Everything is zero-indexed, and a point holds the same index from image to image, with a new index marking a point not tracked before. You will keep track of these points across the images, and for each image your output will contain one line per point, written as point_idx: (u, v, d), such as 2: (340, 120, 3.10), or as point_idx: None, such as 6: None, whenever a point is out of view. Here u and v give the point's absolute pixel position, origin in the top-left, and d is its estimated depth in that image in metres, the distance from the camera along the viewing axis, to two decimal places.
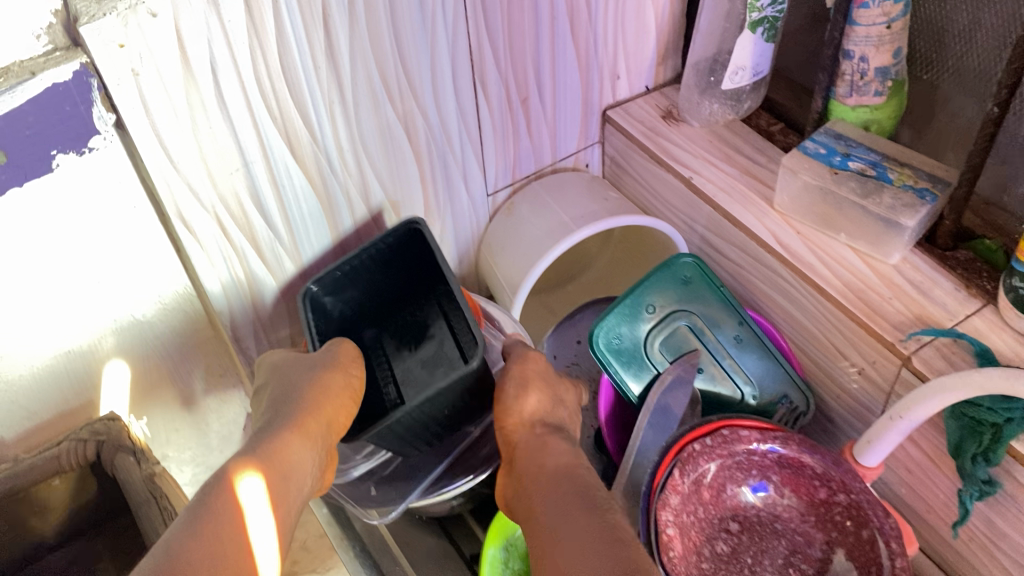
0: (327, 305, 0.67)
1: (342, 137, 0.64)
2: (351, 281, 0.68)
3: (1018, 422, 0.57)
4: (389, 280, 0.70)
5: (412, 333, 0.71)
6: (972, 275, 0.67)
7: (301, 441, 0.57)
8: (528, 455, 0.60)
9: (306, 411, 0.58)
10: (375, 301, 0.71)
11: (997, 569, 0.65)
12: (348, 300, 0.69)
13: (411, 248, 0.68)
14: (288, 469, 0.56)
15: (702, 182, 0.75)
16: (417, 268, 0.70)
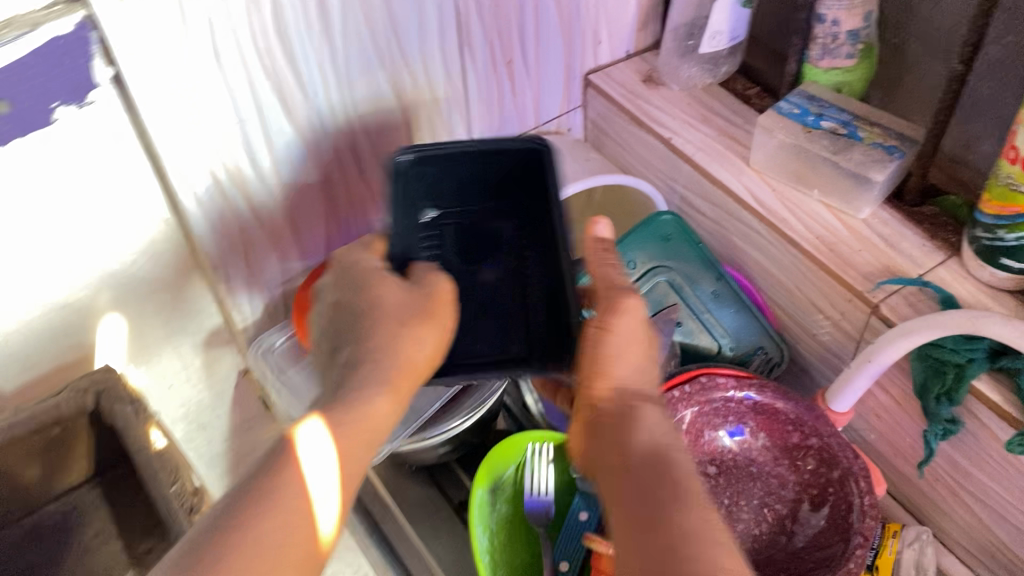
0: (410, 179, 0.66)
1: (333, 96, 0.68)
2: (441, 162, 0.65)
3: (978, 363, 0.60)
4: (470, 170, 0.66)
5: (478, 244, 0.68)
6: (937, 228, 0.70)
7: (390, 404, 0.52)
8: (613, 421, 0.52)
9: (395, 369, 0.53)
10: (451, 184, 0.67)
11: (960, 507, 0.68)
12: (431, 181, 0.67)
13: (526, 168, 0.66)
14: (372, 435, 0.51)
15: (682, 143, 0.78)
16: (506, 180, 0.67)
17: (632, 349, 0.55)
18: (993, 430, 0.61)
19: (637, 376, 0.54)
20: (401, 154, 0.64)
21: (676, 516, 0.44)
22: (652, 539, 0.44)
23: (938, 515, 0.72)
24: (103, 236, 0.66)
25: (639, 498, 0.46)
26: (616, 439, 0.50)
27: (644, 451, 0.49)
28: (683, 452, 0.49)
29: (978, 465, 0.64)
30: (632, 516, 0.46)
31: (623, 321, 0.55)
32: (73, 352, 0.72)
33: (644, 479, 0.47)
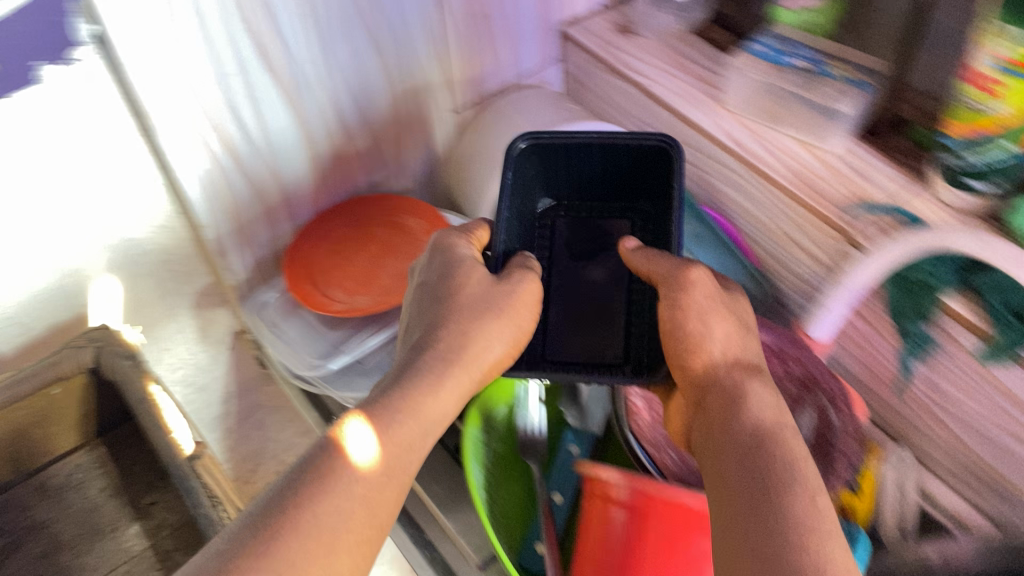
0: (531, 163, 0.69)
1: (313, 53, 0.70)
2: (560, 152, 0.69)
3: (943, 277, 0.63)
4: (590, 163, 0.70)
5: (593, 244, 0.72)
6: (911, 159, 0.71)
7: (449, 397, 0.53)
8: (716, 401, 0.52)
9: (459, 363, 0.54)
10: (567, 177, 0.72)
11: (937, 426, 0.70)
12: (548, 174, 0.72)
13: (648, 159, 0.68)
14: (427, 425, 0.51)
15: (656, 88, 0.80)
16: (629, 183, 0.71)
17: (715, 317, 0.56)
18: (964, 344, 0.62)
19: (727, 344, 0.55)
20: (521, 138, 0.67)
21: (785, 499, 0.44)
22: (758, 515, 0.44)
23: (918, 438, 0.73)
24: (91, 191, 0.68)
25: (744, 471, 0.47)
26: (722, 416, 0.51)
27: (749, 429, 0.49)
28: (786, 434, 0.49)
29: (952, 381, 0.66)
30: (725, 480, 0.47)
31: (695, 296, 0.56)
32: (67, 307, 0.75)
33: (750, 456, 0.47)
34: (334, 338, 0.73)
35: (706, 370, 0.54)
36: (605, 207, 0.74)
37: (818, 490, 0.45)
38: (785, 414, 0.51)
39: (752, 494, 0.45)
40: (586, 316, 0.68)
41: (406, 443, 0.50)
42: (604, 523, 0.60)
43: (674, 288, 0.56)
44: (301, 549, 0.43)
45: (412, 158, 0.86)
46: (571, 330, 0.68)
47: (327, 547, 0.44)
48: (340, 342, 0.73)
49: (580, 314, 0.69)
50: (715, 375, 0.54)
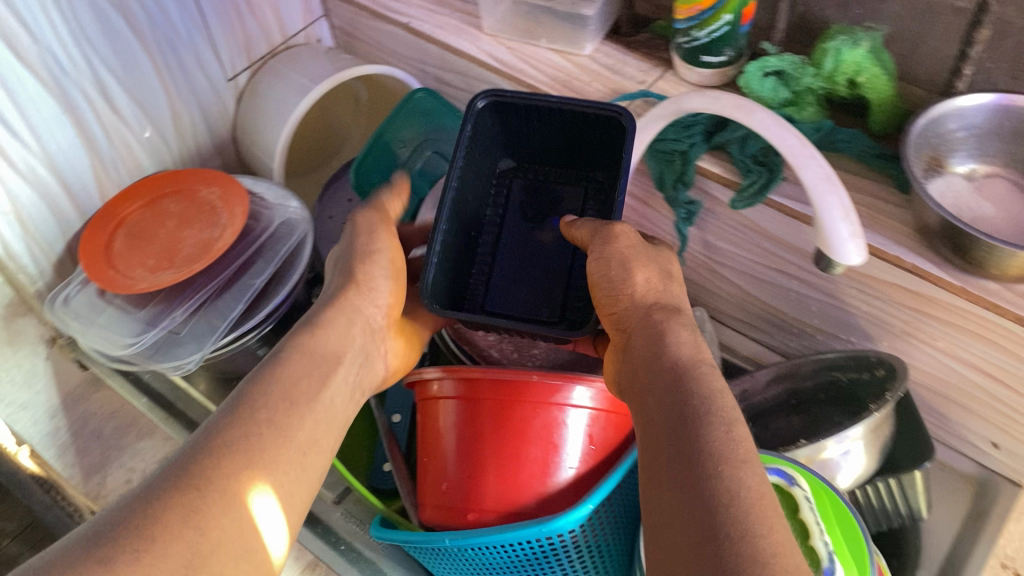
0: (491, 121, 0.70)
1: (64, 35, 0.69)
2: (520, 112, 0.69)
3: (698, 146, 0.69)
4: (543, 123, 0.70)
5: (544, 204, 0.74)
6: (653, 50, 0.80)
7: (343, 332, 0.57)
8: (640, 342, 0.52)
9: (346, 304, 0.58)
10: (528, 140, 0.73)
11: (717, 279, 0.79)
12: (505, 133, 0.72)
13: (598, 121, 0.67)
14: (333, 360, 0.55)
15: (419, 25, 0.84)
16: (581, 142, 0.71)
17: (638, 264, 0.55)
18: (723, 200, 0.70)
19: (648, 289, 0.54)
20: (481, 97, 0.67)
21: (706, 431, 0.43)
22: (680, 451, 0.43)
23: (709, 296, 0.82)
24: None
25: (668, 413, 0.46)
26: (645, 357, 0.50)
27: (665, 365, 0.48)
28: (703, 371, 0.48)
29: (722, 237, 0.74)
30: (651, 425, 0.46)
31: (618, 246, 0.55)
32: None
33: (673, 396, 0.46)
34: (146, 315, 0.74)
35: (625, 307, 0.54)
36: (562, 170, 0.75)
37: (737, 421, 0.44)
38: (704, 353, 0.50)
39: (674, 433, 0.44)
40: (537, 270, 0.72)
41: (307, 378, 0.52)
42: (439, 431, 0.62)
43: (599, 241, 0.56)
44: (228, 468, 0.44)
45: (195, 134, 0.87)
46: (515, 279, 0.72)
47: (251, 464, 0.45)
48: (153, 318, 0.74)
49: (528, 268, 0.72)
50: (637, 317, 0.53)
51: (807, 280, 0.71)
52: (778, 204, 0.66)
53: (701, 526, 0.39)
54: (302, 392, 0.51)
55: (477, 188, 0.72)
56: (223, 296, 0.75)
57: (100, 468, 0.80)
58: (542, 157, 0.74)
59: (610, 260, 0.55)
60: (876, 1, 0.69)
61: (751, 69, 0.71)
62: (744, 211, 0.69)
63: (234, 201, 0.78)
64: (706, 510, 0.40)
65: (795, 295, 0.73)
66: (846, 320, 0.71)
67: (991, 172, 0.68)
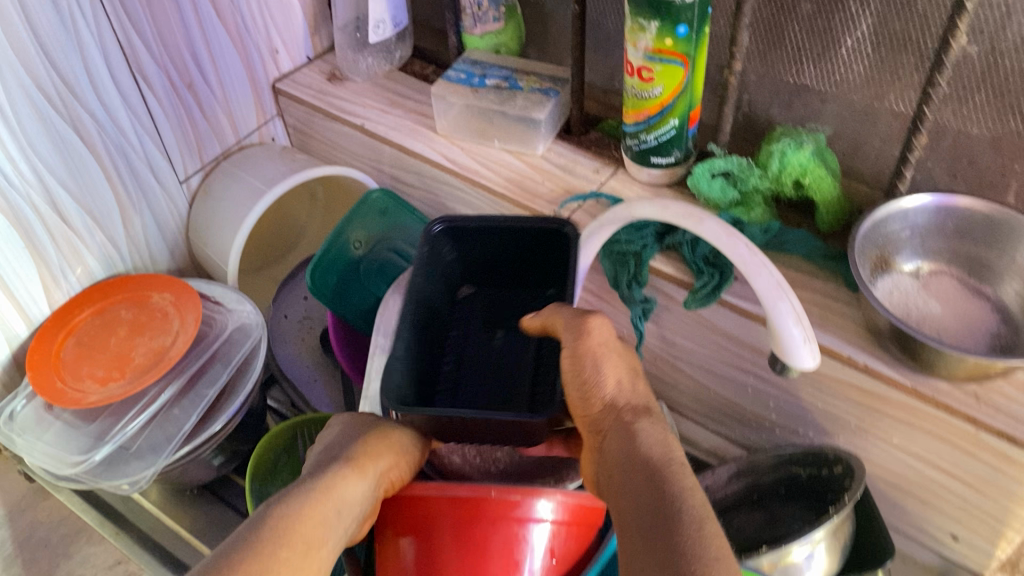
0: (448, 248, 0.72)
1: (10, 149, 0.68)
2: (474, 238, 0.71)
3: (650, 247, 0.70)
4: (492, 245, 0.72)
5: (503, 321, 0.75)
6: (604, 149, 0.81)
7: (357, 478, 0.54)
8: (611, 441, 0.49)
9: (362, 452, 0.56)
10: (483, 261, 0.74)
11: (677, 373, 0.79)
12: (458, 256, 0.73)
13: (546, 241, 0.70)
14: (341, 506, 0.52)
15: (373, 126, 0.85)
16: (524, 255, 0.72)
17: (609, 364, 0.52)
18: (678, 299, 0.71)
19: (619, 391, 0.51)
20: (437, 225, 0.69)
21: (679, 525, 0.41)
22: (655, 558, 0.40)
23: (668, 389, 0.82)
24: None
25: (642, 509, 0.43)
26: (616, 457, 0.47)
27: (637, 462, 0.46)
28: (673, 469, 0.45)
29: (679, 334, 0.74)
30: (626, 525, 0.43)
31: (589, 342, 0.52)
32: None
33: (647, 492, 0.44)
34: (95, 430, 0.72)
35: (601, 412, 0.51)
36: (512, 290, 0.76)
37: (707, 516, 0.42)
38: (677, 450, 0.47)
39: (648, 530, 0.42)
40: (498, 373, 0.72)
41: (321, 520, 0.50)
42: (397, 545, 0.60)
43: (570, 335, 0.53)
44: None
45: (149, 237, 0.86)
46: (479, 386, 0.71)
47: None
48: (102, 433, 0.72)
49: (492, 374, 0.72)
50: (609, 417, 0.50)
51: (762, 376, 0.71)
52: (732, 304, 0.67)
53: None
54: (304, 543, 0.49)
55: (434, 311, 0.72)
56: (175, 405, 0.74)
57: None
58: (495, 281, 0.76)
59: (576, 356, 0.52)
60: (817, 103, 0.71)
61: (699, 170, 0.72)
62: (698, 311, 0.69)
63: (187, 308, 0.77)
64: None
65: (753, 391, 0.74)
66: (803, 415, 0.72)
67: (935, 270, 0.69)
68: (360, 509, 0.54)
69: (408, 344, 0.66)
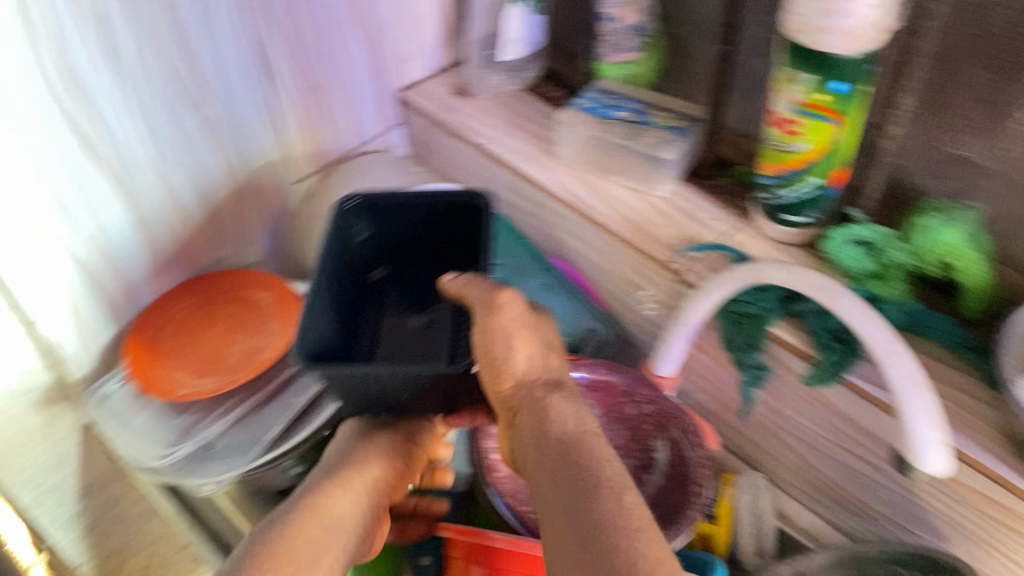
0: (358, 226, 0.64)
1: (137, 133, 0.69)
2: (386, 216, 0.64)
3: (770, 312, 0.65)
4: (409, 222, 0.65)
5: (419, 300, 0.69)
6: (732, 197, 0.76)
7: (345, 493, 0.59)
8: (525, 420, 0.47)
9: (347, 467, 0.61)
10: (395, 240, 0.67)
11: (782, 447, 0.74)
12: (373, 224, 0.65)
13: (464, 219, 0.64)
14: (333, 520, 0.56)
15: (494, 147, 0.83)
16: (447, 227, 0.65)
17: (521, 340, 0.49)
18: (795, 370, 0.66)
19: (530, 368, 0.49)
20: (349, 200, 0.62)
21: (598, 501, 0.40)
22: (576, 535, 0.39)
23: (769, 460, 0.76)
24: None
25: (561, 487, 0.42)
26: (530, 440, 0.45)
27: (552, 440, 0.44)
28: (590, 445, 0.43)
29: (790, 406, 0.69)
30: (548, 510, 0.42)
31: (500, 319, 0.49)
32: None
33: (564, 467, 0.42)
34: (182, 424, 0.72)
35: (517, 392, 0.49)
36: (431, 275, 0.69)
37: (626, 488, 0.40)
38: (591, 421, 0.46)
39: (568, 507, 0.40)
40: (420, 342, 0.68)
41: (314, 537, 0.54)
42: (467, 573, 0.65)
43: (481, 311, 0.50)
44: None
45: (259, 232, 0.86)
46: (399, 351, 0.67)
47: None
48: (189, 429, 0.72)
49: (411, 345, 0.67)
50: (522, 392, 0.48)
51: (877, 466, 0.65)
52: (856, 386, 0.62)
53: None
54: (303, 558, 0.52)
55: (343, 288, 0.63)
56: (263, 410, 0.73)
57: (119, 551, 0.86)
58: (413, 263, 0.68)
59: (490, 333, 0.49)
60: (976, 177, 0.64)
61: (836, 235, 0.67)
62: (817, 387, 0.64)
63: (287, 312, 0.76)
64: None
65: (864, 479, 0.68)
66: (918, 515, 0.66)
67: None
68: (354, 521, 0.58)
69: (324, 305, 0.58)
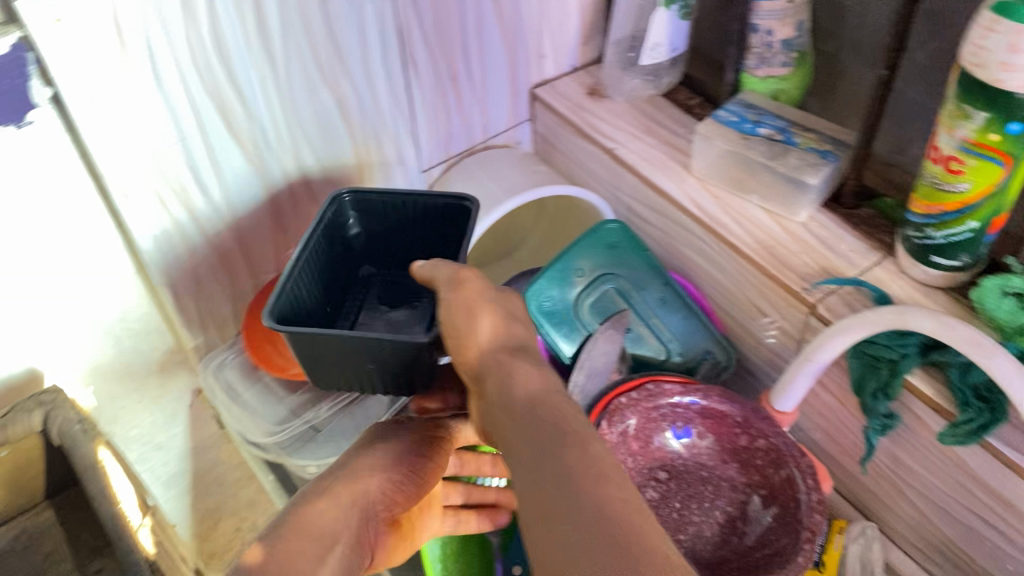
0: (353, 219, 0.64)
1: (276, 113, 0.69)
2: (378, 208, 0.63)
3: (911, 358, 0.60)
4: (401, 220, 0.64)
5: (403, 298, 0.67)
6: (873, 229, 0.72)
7: (357, 492, 0.49)
8: (489, 382, 0.46)
9: (367, 469, 0.51)
10: (387, 236, 0.66)
11: (902, 500, 0.69)
12: (367, 215, 0.64)
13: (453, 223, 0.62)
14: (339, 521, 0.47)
15: (625, 152, 0.80)
16: (436, 226, 0.63)
17: (485, 314, 0.49)
18: (929, 423, 0.61)
19: (494, 338, 0.48)
20: (347, 195, 0.63)
21: (568, 453, 0.39)
22: (552, 486, 0.38)
23: (884, 511, 0.72)
24: (60, 267, 0.66)
25: (533, 442, 0.41)
26: (498, 401, 0.45)
27: (518, 399, 0.44)
28: (554, 401, 0.43)
29: (917, 459, 0.65)
30: (518, 463, 0.41)
31: (463, 295, 0.49)
32: (23, 369, 0.71)
33: (532, 428, 0.42)
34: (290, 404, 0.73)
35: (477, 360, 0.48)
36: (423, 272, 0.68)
37: (591, 440, 0.40)
38: (552, 381, 0.46)
39: (540, 458, 0.40)
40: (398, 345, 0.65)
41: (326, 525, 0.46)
42: None
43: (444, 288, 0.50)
44: None
45: None
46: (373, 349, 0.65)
47: None
48: (297, 409, 0.73)
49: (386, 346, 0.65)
50: (482, 356, 0.48)
51: (1008, 536, 0.61)
52: (996, 450, 0.57)
53: (589, 553, 0.35)
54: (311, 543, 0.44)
55: (325, 281, 0.63)
56: (374, 400, 0.74)
57: (213, 514, 0.87)
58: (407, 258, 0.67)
59: (452, 310, 0.49)
60: None
61: (989, 283, 0.61)
62: (952, 445, 0.60)
63: None
64: (594, 533, 0.35)
65: (990, 547, 0.63)
66: None
67: None
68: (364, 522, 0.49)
69: (307, 285, 0.59)
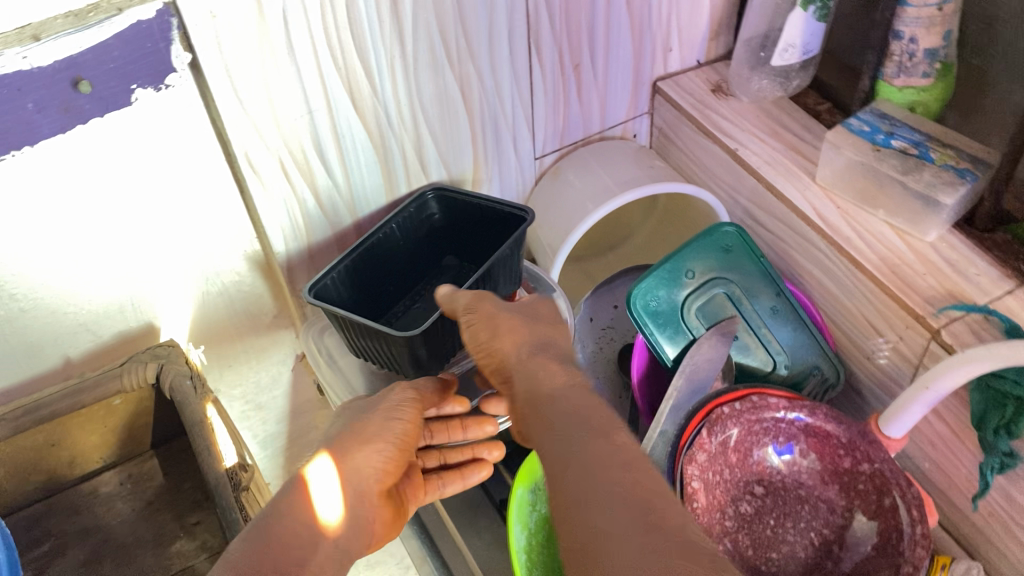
0: (437, 212, 0.78)
1: (401, 94, 0.69)
2: (455, 210, 0.78)
3: None
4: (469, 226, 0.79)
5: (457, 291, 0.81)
6: (1008, 255, 0.67)
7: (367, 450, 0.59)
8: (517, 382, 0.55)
9: (368, 426, 0.59)
10: (461, 231, 0.80)
11: (1013, 542, 0.66)
12: (450, 212, 0.78)
13: (509, 227, 0.76)
14: (356, 473, 0.58)
15: (747, 154, 0.78)
16: (495, 233, 0.78)
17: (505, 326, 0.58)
18: None
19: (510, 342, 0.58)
20: (430, 192, 0.77)
21: (598, 442, 0.46)
22: (591, 463, 0.45)
23: (992, 552, 0.69)
24: (182, 226, 0.68)
25: (566, 431, 0.48)
26: (530, 398, 0.53)
27: (545, 398, 0.52)
28: (576, 398, 0.51)
29: None
30: (554, 446, 0.48)
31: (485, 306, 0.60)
32: (141, 321, 0.73)
33: (564, 421, 0.49)
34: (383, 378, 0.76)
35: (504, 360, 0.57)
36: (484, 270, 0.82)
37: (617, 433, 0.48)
38: (579, 379, 0.53)
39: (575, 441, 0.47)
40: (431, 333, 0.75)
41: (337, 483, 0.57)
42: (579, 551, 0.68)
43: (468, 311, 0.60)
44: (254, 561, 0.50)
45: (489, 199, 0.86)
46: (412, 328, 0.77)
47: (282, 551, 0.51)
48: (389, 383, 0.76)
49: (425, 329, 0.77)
50: (513, 357, 0.57)
51: None
52: None
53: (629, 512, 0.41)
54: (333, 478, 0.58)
55: (396, 266, 0.78)
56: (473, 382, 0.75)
57: None
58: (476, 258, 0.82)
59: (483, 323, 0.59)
60: None
61: None
62: None
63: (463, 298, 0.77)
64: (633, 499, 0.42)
65: None
66: None
67: None
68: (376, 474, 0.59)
69: (362, 269, 0.74)
